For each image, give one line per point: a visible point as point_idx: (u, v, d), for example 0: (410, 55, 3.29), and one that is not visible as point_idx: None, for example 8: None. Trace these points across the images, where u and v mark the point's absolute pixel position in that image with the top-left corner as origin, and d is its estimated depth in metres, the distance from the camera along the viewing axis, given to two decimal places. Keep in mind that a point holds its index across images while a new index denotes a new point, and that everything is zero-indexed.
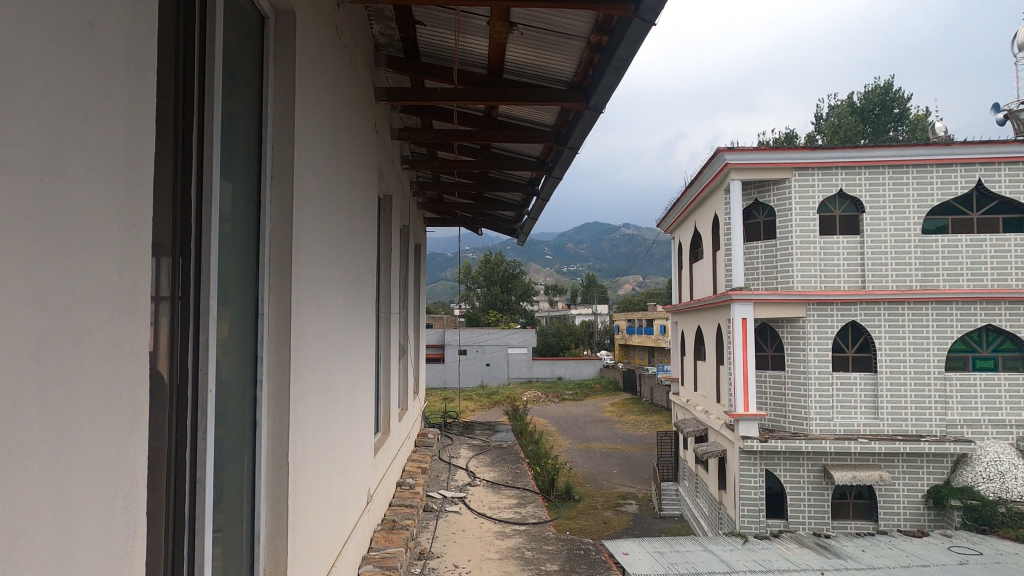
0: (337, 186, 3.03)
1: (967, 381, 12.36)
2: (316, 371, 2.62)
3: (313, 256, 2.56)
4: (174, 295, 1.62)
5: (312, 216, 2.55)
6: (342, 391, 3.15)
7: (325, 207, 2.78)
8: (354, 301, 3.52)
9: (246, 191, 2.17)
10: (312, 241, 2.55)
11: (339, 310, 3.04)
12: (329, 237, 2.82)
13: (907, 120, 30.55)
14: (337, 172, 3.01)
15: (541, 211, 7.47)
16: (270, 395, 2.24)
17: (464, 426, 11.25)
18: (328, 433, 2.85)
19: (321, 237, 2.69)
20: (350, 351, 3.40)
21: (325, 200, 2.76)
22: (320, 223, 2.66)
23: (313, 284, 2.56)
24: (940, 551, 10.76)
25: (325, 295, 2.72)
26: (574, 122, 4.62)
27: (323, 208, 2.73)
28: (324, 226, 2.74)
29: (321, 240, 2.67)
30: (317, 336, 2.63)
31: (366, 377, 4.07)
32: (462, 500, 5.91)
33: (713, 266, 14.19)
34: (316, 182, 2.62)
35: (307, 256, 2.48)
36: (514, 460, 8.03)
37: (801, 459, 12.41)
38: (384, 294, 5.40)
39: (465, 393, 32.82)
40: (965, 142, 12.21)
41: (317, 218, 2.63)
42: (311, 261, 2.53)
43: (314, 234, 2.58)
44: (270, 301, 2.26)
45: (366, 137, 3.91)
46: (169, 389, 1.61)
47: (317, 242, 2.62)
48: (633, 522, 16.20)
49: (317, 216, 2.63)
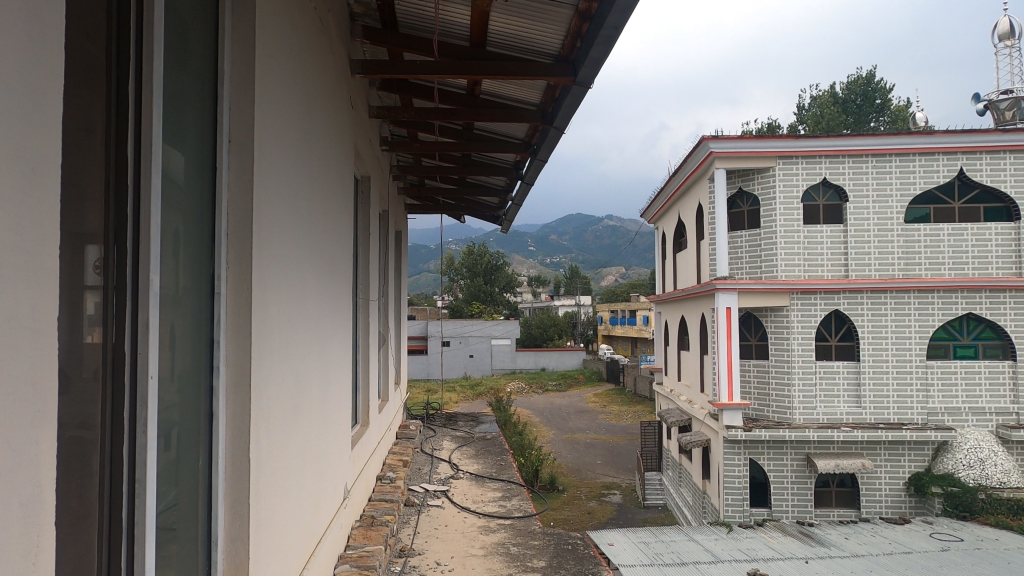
0: (308, 161, 2.79)
1: (948, 369, 12.39)
2: (284, 362, 2.40)
3: (279, 234, 2.33)
4: (101, 268, 1.39)
5: (278, 190, 2.32)
6: (314, 383, 2.94)
7: (293, 183, 2.54)
8: (328, 285, 3.29)
9: (201, 157, 1.93)
10: (278, 217, 2.32)
11: (310, 297, 2.83)
12: (297, 216, 2.59)
13: (888, 111, 30.72)
14: (307, 145, 2.77)
15: (526, 196, 7.28)
16: (228, 385, 2.01)
17: (447, 418, 11.04)
18: (298, 425, 2.64)
19: (288, 213, 2.45)
20: (324, 339, 3.19)
21: (292, 175, 2.52)
22: (286, 195, 2.43)
23: (279, 266, 2.34)
24: (922, 538, 10.76)
25: (292, 274, 2.50)
26: (561, 100, 4.43)
27: (290, 184, 2.49)
28: (291, 202, 2.50)
29: (287, 218, 2.44)
30: (284, 323, 2.41)
31: (343, 367, 3.86)
32: (445, 494, 5.72)
33: (697, 256, 14.06)
34: (281, 154, 2.38)
35: (272, 234, 2.25)
36: (498, 451, 7.85)
37: (785, 448, 12.35)
38: (362, 282, 5.16)
39: (449, 385, 32.62)
40: (948, 130, 12.19)
41: (284, 193, 2.40)
42: (277, 240, 2.31)
43: (280, 212, 2.35)
44: (230, 281, 2.03)
45: (339, 111, 3.66)
46: (93, 373, 1.38)
47: (284, 219, 2.39)
48: (617, 512, 16.13)
49: (283, 190, 2.39)
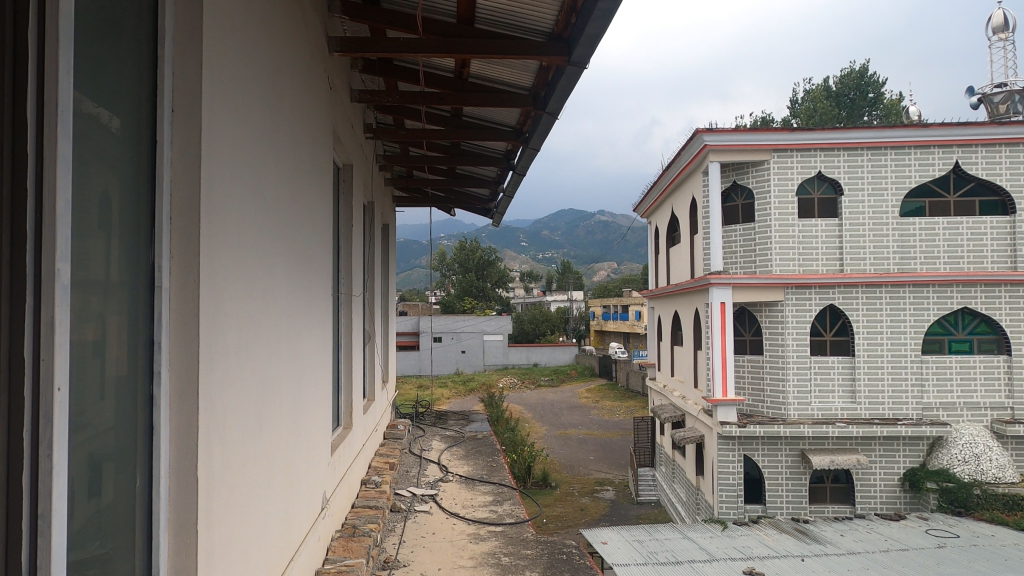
0: (272, 139, 2.50)
1: (943, 364, 12.22)
2: (244, 364, 2.13)
3: (236, 218, 2.06)
4: None
5: (234, 169, 2.04)
6: (283, 385, 2.68)
7: (253, 161, 2.25)
8: (301, 277, 3.02)
9: (137, 125, 1.65)
10: (234, 196, 2.04)
11: (278, 290, 2.55)
12: (259, 199, 2.31)
13: (881, 105, 30.60)
14: (271, 120, 2.49)
15: (517, 187, 7.04)
16: (172, 393, 1.74)
17: (438, 415, 10.80)
18: (262, 434, 2.38)
19: (247, 194, 2.17)
20: (296, 337, 2.92)
21: (252, 153, 2.24)
22: (245, 175, 2.16)
23: (237, 254, 2.06)
24: (918, 535, 10.59)
25: (253, 264, 2.23)
26: (554, 83, 4.18)
27: (250, 163, 2.21)
28: (251, 183, 2.21)
29: (246, 200, 2.16)
30: (245, 320, 2.14)
31: (320, 366, 3.60)
32: (433, 498, 5.45)
33: (690, 250, 13.84)
34: (238, 127, 2.10)
35: (227, 219, 1.97)
36: (490, 451, 7.59)
37: (779, 444, 12.15)
38: (344, 277, 4.89)
39: (440, 380, 32.33)
40: (944, 123, 11.98)
41: (241, 171, 2.12)
42: (234, 225, 2.03)
43: (237, 192, 2.07)
44: (174, 271, 1.75)
45: (314, 89, 3.36)
46: None
47: (242, 201, 2.11)
48: (610, 509, 15.94)
49: (241, 168, 2.12)
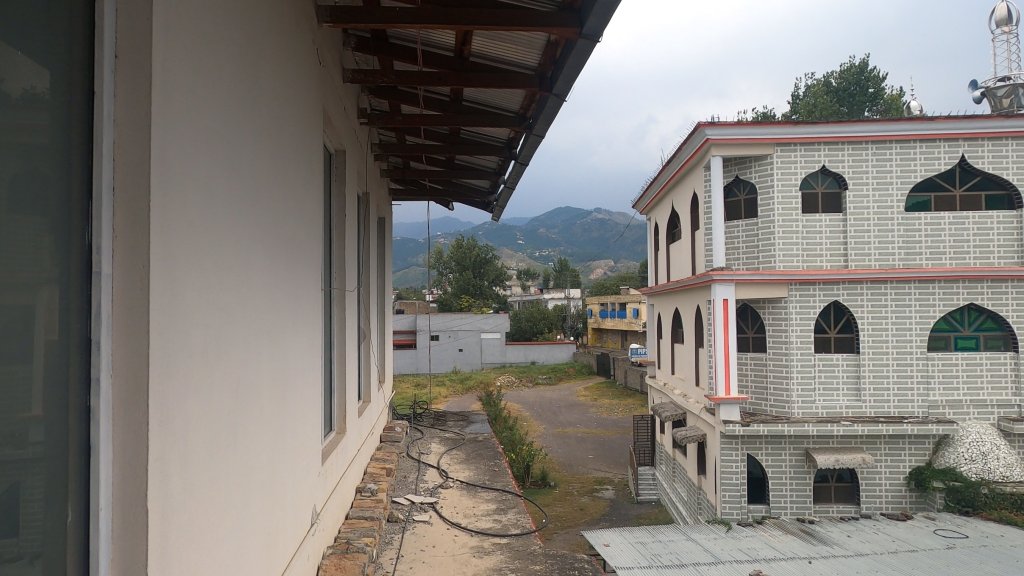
0: (248, 110, 2.16)
1: (949, 361, 11.91)
2: (210, 367, 1.80)
3: (202, 196, 1.73)
4: None
5: (199, 136, 1.71)
6: (263, 390, 2.37)
7: (225, 131, 1.91)
8: (284, 268, 2.69)
9: (69, 74, 1.32)
10: (199, 168, 1.71)
11: (255, 283, 2.23)
12: (231, 174, 1.97)
13: (881, 100, 30.28)
14: (246, 83, 2.14)
15: (519, 178, 6.72)
16: (117, 404, 1.41)
17: (436, 416, 10.47)
18: (235, 447, 2.05)
19: (216, 167, 1.84)
20: (279, 337, 2.61)
21: (223, 120, 1.90)
22: (213, 143, 1.81)
23: (203, 239, 1.74)
24: (926, 535, 10.29)
25: (222, 249, 1.88)
26: (562, 62, 3.85)
27: (220, 130, 1.87)
28: (220, 157, 1.88)
29: (214, 173, 1.82)
30: (212, 317, 1.82)
31: (309, 367, 3.27)
32: (433, 506, 5.13)
33: (691, 246, 13.52)
34: (205, 87, 1.76)
35: (189, 197, 1.64)
36: (491, 455, 7.26)
37: (783, 443, 11.82)
38: (337, 271, 4.57)
39: (437, 379, 31.99)
40: (951, 116, 11.66)
41: (208, 140, 1.77)
42: (198, 203, 1.70)
43: (203, 164, 1.73)
44: (118, 255, 1.42)
45: (299, 60, 3.01)
46: None
47: (208, 175, 1.78)
48: (611, 508, 15.64)
49: (208, 137, 1.78)
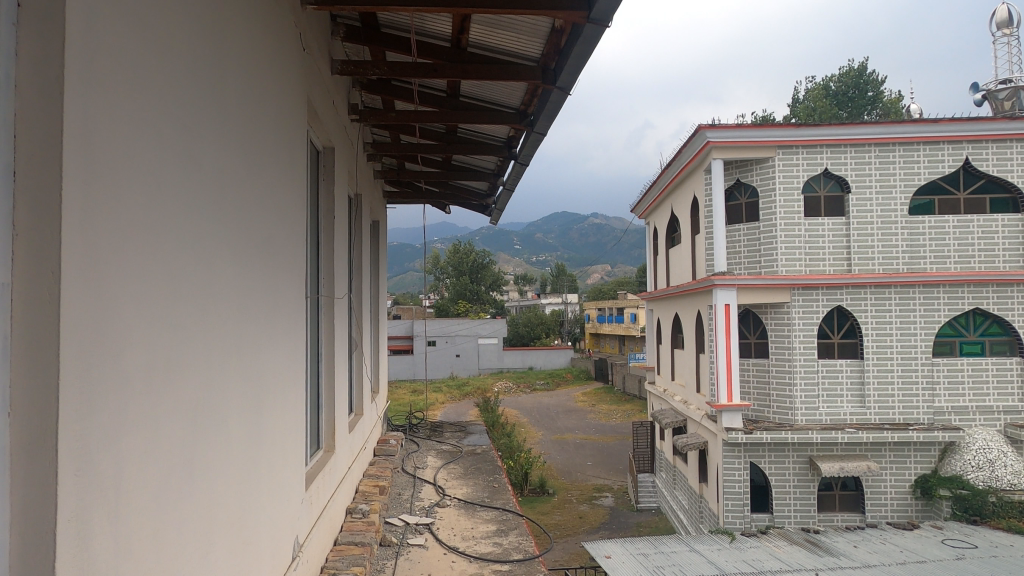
0: (207, 89, 1.86)
1: (954, 366, 11.59)
2: (156, 390, 1.50)
3: (143, 186, 1.43)
4: None
5: (140, 117, 1.41)
6: (231, 412, 2.08)
7: (174, 109, 1.61)
8: (258, 274, 2.39)
9: None
10: (138, 152, 1.40)
11: (218, 289, 1.94)
12: (184, 165, 1.67)
13: (881, 103, 30.08)
14: (205, 62, 1.84)
15: (519, 179, 6.43)
16: (15, 452, 1.11)
17: (432, 427, 10.13)
18: (192, 484, 1.74)
19: (163, 154, 1.54)
20: (252, 351, 2.32)
21: (172, 96, 1.60)
22: (159, 126, 1.51)
23: (145, 237, 1.44)
24: (934, 545, 9.92)
25: (172, 252, 1.58)
26: (568, 51, 3.55)
27: (168, 111, 1.57)
28: (169, 141, 1.58)
29: (161, 161, 1.52)
30: (161, 327, 1.52)
31: (291, 383, 2.96)
32: (429, 528, 4.80)
33: (692, 251, 13.24)
34: (149, 59, 1.46)
35: (123, 184, 1.34)
36: (490, 469, 6.92)
37: (786, 450, 11.50)
38: (325, 276, 4.26)
39: (434, 385, 31.63)
40: (955, 118, 11.37)
41: (152, 119, 1.47)
42: (136, 194, 1.39)
43: (144, 147, 1.43)
44: (22, 260, 1.12)
45: (277, 47, 2.71)
46: None
47: (153, 164, 1.48)
48: (610, 516, 15.30)
49: (151, 113, 1.47)
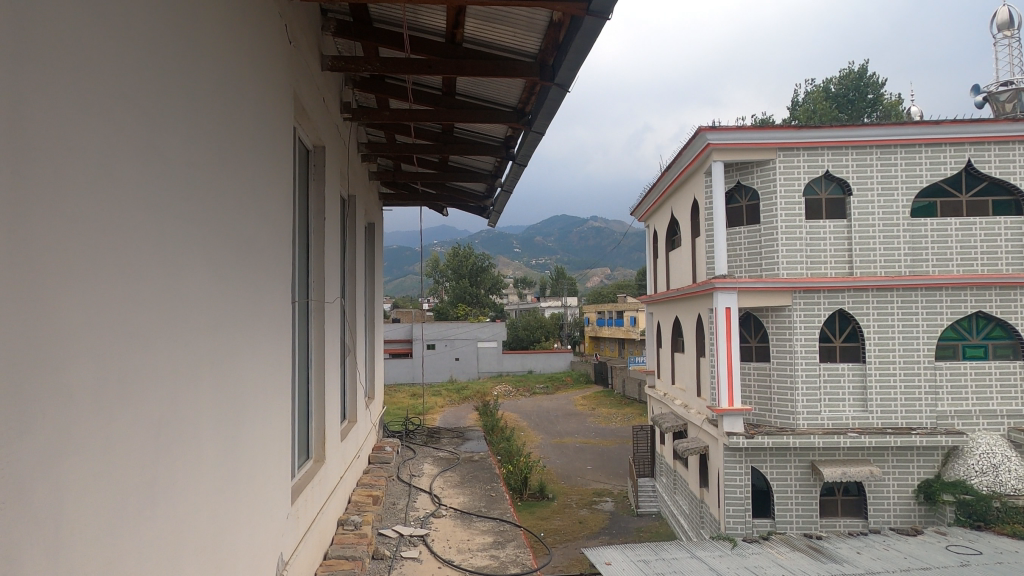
0: (169, 79, 1.74)
1: (957, 370, 11.42)
2: (106, 407, 1.43)
3: (83, 192, 1.36)
4: None
5: (81, 114, 1.36)
6: (204, 426, 1.99)
7: (126, 101, 1.52)
8: (238, 282, 2.31)
9: None
10: (76, 156, 1.34)
11: (187, 298, 1.86)
12: (142, 167, 1.61)
13: (881, 105, 29.95)
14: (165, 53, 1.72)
15: (517, 180, 6.29)
16: None
17: (429, 433, 9.96)
18: (152, 503, 1.64)
19: (115, 155, 1.49)
20: (231, 360, 2.23)
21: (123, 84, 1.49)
22: (107, 125, 1.46)
23: (86, 247, 1.37)
24: (938, 551, 9.75)
25: (124, 258, 1.52)
26: (567, 46, 3.42)
27: (123, 109, 1.53)
28: (119, 143, 1.51)
29: (112, 162, 1.48)
30: (110, 339, 1.46)
31: (276, 394, 2.85)
32: (423, 540, 4.64)
33: (692, 254, 13.10)
34: (98, 57, 1.42)
35: (57, 192, 1.28)
36: (487, 477, 6.77)
37: (788, 455, 11.30)
38: (315, 279, 4.11)
39: (433, 389, 31.44)
40: (957, 120, 11.24)
41: (94, 121, 1.41)
42: (74, 202, 1.33)
43: (86, 149, 1.38)
44: None
45: (256, 39, 2.57)
46: None
47: (101, 164, 1.43)
48: (610, 521, 15.13)
49: (92, 113, 1.40)
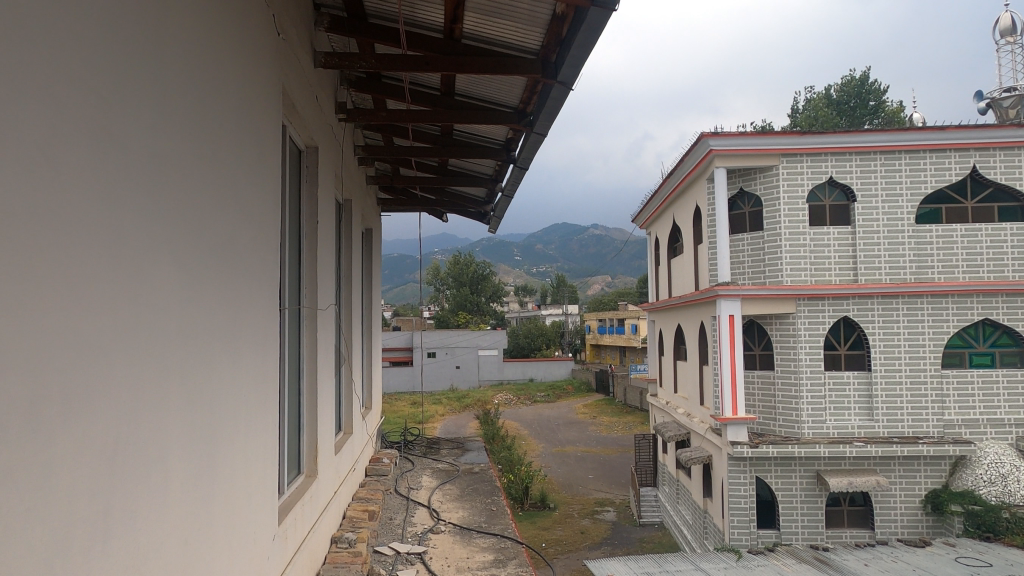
0: (130, 57, 1.56)
1: (964, 378, 11.20)
2: (48, 429, 1.25)
3: (21, 182, 1.19)
4: None
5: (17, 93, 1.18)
6: (171, 445, 1.79)
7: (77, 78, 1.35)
8: (213, 285, 2.12)
9: None
10: (9, 143, 1.16)
11: (149, 302, 1.67)
12: (95, 152, 1.42)
13: (882, 112, 29.76)
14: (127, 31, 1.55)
15: (518, 184, 6.12)
16: None
17: (428, 443, 9.74)
18: (105, 534, 1.45)
19: (62, 140, 1.31)
20: (205, 370, 2.04)
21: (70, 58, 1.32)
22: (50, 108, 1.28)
23: (20, 243, 1.19)
24: (948, 563, 9.49)
25: (68, 253, 1.32)
26: (570, 38, 3.25)
27: (72, 86, 1.35)
28: (70, 129, 1.34)
29: (55, 145, 1.29)
30: (57, 352, 1.29)
31: (260, 406, 2.66)
32: (420, 558, 4.44)
33: (695, 261, 12.91)
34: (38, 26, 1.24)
35: None
36: (487, 490, 6.56)
37: (793, 465, 11.09)
38: (307, 285, 3.93)
39: (433, 397, 31.22)
40: (961, 125, 11.08)
41: (33, 100, 1.22)
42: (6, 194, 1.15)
43: (23, 131, 1.20)
44: None
45: (237, 26, 2.39)
46: None
47: (42, 149, 1.25)
48: (612, 531, 14.89)
49: (32, 95, 1.23)
